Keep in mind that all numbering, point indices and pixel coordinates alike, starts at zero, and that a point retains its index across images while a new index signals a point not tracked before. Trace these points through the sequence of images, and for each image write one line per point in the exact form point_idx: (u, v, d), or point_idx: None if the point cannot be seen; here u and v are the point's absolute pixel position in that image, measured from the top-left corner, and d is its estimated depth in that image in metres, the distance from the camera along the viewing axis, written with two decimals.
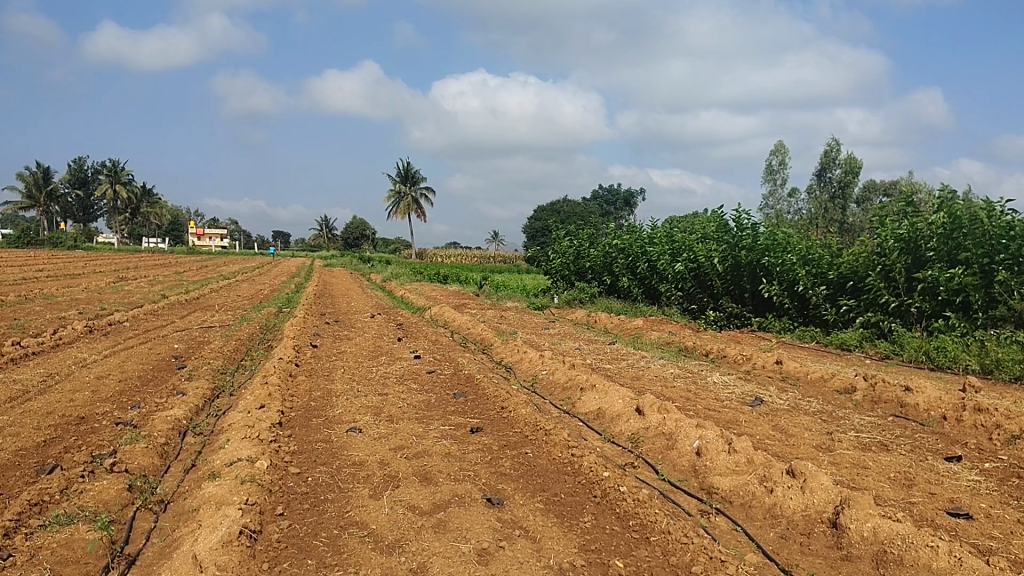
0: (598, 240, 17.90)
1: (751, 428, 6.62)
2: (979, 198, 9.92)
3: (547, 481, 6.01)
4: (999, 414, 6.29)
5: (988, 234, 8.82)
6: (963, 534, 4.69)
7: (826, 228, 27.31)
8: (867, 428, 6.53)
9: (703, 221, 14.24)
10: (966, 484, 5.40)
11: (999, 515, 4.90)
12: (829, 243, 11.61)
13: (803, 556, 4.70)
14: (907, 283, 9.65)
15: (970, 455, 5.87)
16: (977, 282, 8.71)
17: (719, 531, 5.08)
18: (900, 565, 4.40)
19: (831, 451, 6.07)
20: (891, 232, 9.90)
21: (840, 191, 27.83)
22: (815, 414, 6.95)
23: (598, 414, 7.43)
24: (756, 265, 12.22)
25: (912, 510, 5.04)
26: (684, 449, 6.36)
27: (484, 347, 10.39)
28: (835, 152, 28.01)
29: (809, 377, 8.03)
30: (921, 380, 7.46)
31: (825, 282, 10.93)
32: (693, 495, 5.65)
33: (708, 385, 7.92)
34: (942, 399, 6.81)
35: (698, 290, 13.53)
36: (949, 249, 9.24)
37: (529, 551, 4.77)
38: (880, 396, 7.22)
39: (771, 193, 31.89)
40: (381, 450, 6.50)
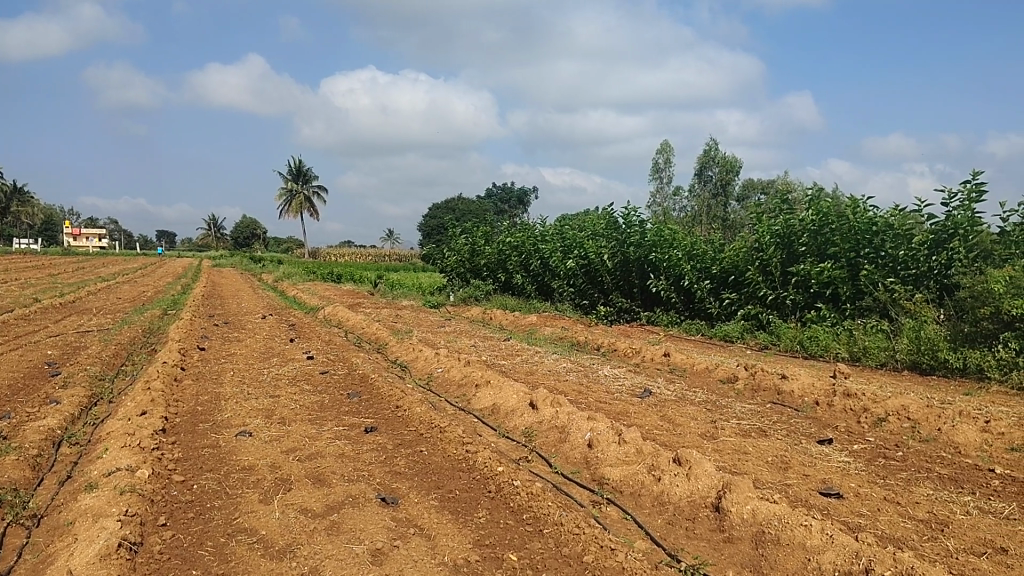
0: (493, 238, 18.00)
1: (640, 419, 6.82)
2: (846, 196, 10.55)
3: (442, 478, 6.02)
4: (866, 399, 6.72)
5: (855, 229, 9.37)
6: (834, 512, 4.98)
7: (709, 225, 28.33)
8: (748, 415, 6.83)
9: (593, 218, 14.53)
10: (838, 465, 5.73)
11: (867, 494, 5.23)
12: (712, 239, 12.07)
13: (688, 540, 4.88)
14: (783, 277, 10.16)
15: (841, 437, 6.24)
16: (845, 275, 9.25)
17: (609, 520, 5.21)
18: (777, 544, 4.64)
19: (715, 439, 6.33)
20: (767, 228, 10.41)
21: (721, 188, 28.93)
22: (700, 403, 7.23)
23: (492, 410, 7.49)
24: (644, 261, 12.59)
25: (788, 492, 5.31)
26: (577, 441, 6.50)
27: (379, 346, 10.29)
28: (715, 151, 29.07)
29: (695, 368, 8.33)
30: (796, 368, 7.88)
31: (709, 276, 11.37)
32: (586, 487, 5.78)
33: (599, 378, 8.11)
34: (815, 385, 7.21)
35: (590, 286, 13.81)
36: (819, 244, 9.80)
37: (424, 549, 4.77)
38: (759, 383, 7.58)
39: (658, 191, 32.84)
40: (272, 453, 6.36)
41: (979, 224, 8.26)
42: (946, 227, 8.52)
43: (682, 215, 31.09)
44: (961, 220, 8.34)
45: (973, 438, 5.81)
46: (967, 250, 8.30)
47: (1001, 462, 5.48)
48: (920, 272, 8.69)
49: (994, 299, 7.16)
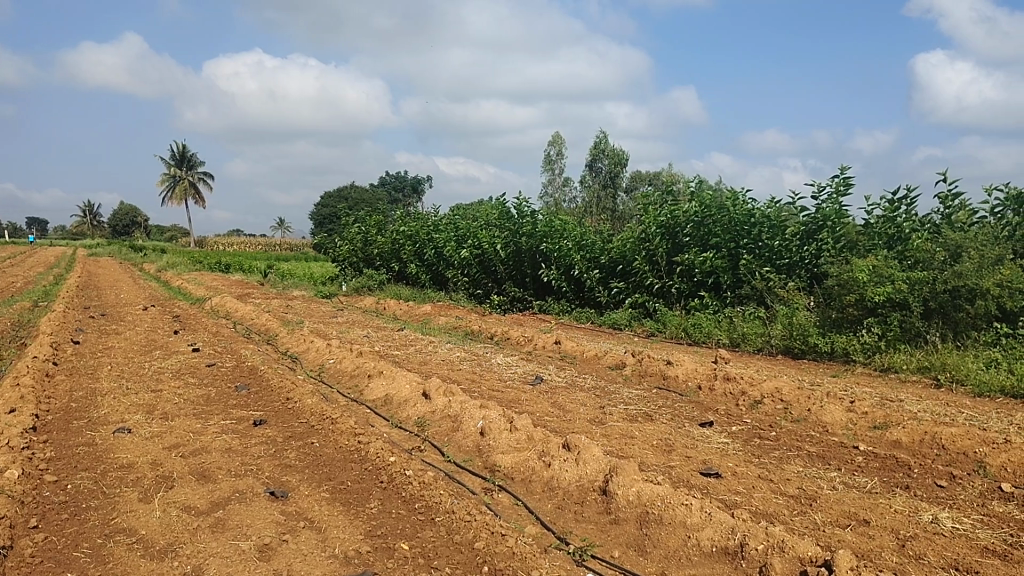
0: (386, 227, 17.80)
1: (531, 406, 6.93)
2: (726, 188, 11.04)
3: (333, 470, 5.96)
4: (744, 382, 7.06)
5: (735, 220, 9.84)
6: (714, 491, 5.22)
7: (600, 215, 28.90)
8: (634, 400, 7.06)
9: (486, 208, 14.60)
10: (717, 446, 6.00)
11: (743, 473, 5.50)
12: (601, 229, 12.35)
13: (576, 524, 5.01)
14: (668, 266, 10.51)
15: (721, 419, 6.53)
16: (725, 265, 9.66)
17: (500, 506, 5.28)
18: (660, 523, 4.82)
19: (603, 424, 6.51)
20: (653, 219, 10.75)
21: (610, 180, 29.55)
22: (589, 389, 7.41)
23: (386, 401, 7.45)
24: (536, 251, 12.77)
25: (671, 473, 5.53)
26: (469, 429, 6.55)
27: (269, 337, 10.05)
28: (605, 143, 29.65)
29: (585, 355, 8.52)
30: (681, 354, 8.19)
31: (599, 266, 11.65)
32: (477, 474, 5.83)
33: (491, 366, 8.19)
34: (697, 370, 7.52)
35: (483, 275, 13.88)
36: (702, 234, 10.22)
37: (313, 542, 4.72)
38: (646, 369, 7.83)
39: (550, 182, 33.25)
40: (153, 449, 6.12)
41: (846, 216, 8.87)
42: (816, 219, 9.09)
43: (574, 206, 31.59)
44: (830, 212, 8.93)
45: (840, 418, 6.20)
46: (835, 240, 8.87)
47: (865, 439, 5.87)
48: (793, 261, 9.19)
49: (859, 287, 7.69)
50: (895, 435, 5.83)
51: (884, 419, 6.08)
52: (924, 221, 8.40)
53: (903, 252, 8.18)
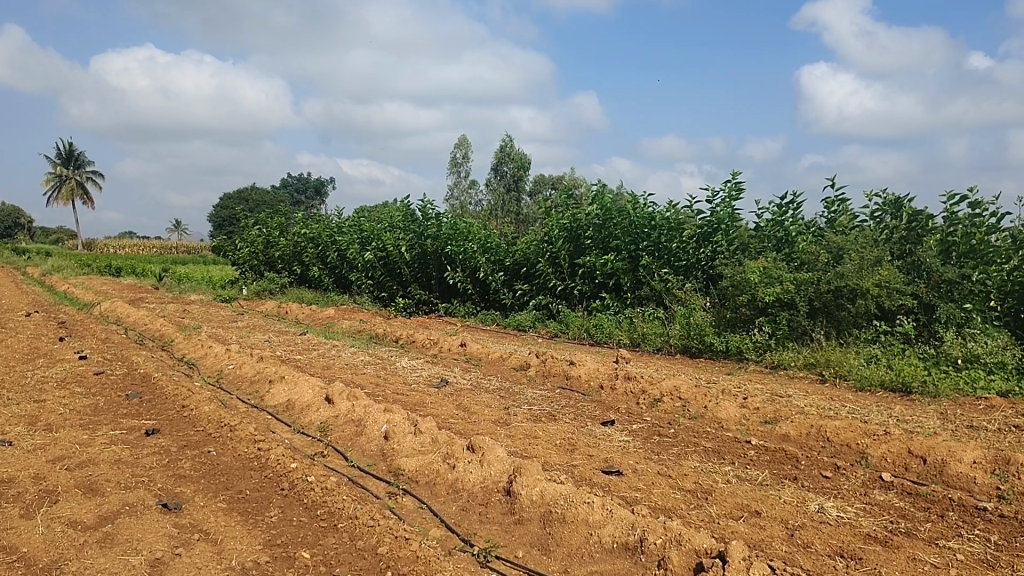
0: (288, 229, 17.41)
1: (436, 409, 6.91)
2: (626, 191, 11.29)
3: (231, 479, 5.79)
4: (644, 381, 7.24)
5: (634, 223, 10.09)
6: (615, 488, 5.33)
7: (505, 218, 29.08)
8: (538, 401, 7.13)
9: (390, 210, 14.47)
10: (618, 444, 6.13)
11: (643, 469, 5.64)
12: (505, 231, 12.43)
13: (481, 525, 5.03)
14: (570, 268, 10.67)
15: (622, 418, 6.67)
16: (626, 266, 9.90)
17: (405, 510, 5.25)
18: (563, 522, 4.88)
19: (507, 425, 6.55)
20: (556, 222, 10.89)
21: (515, 184, 29.75)
22: (494, 391, 7.45)
23: (287, 406, 7.29)
24: (441, 253, 12.75)
25: (574, 472, 5.61)
26: (373, 433, 6.47)
27: (163, 343, 9.68)
28: (509, 147, 29.84)
29: (489, 357, 8.55)
30: (583, 354, 8.33)
31: (503, 268, 11.73)
32: (381, 478, 5.78)
33: (396, 369, 8.12)
34: (599, 370, 7.66)
35: (388, 278, 13.77)
36: (603, 237, 10.42)
37: (209, 554, 4.57)
38: (549, 370, 7.92)
39: (454, 185, 33.21)
40: (36, 463, 5.81)
41: (738, 220, 9.24)
42: (711, 222, 9.42)
43: (479, 208, 31.66)
44: (724, 216, 9.29)
45: (734, 414, 6.43)
46: (729, 243, 9.22)
47: (757, 434, 6.11)
48: (690, 262, 9.49)
49: (750, 288, 8.03)
50: (784, 429, 6.08)
51: (775, 414, 6.34)
52: (810, 225, 8.84)
53: (791, 254, 8.57)
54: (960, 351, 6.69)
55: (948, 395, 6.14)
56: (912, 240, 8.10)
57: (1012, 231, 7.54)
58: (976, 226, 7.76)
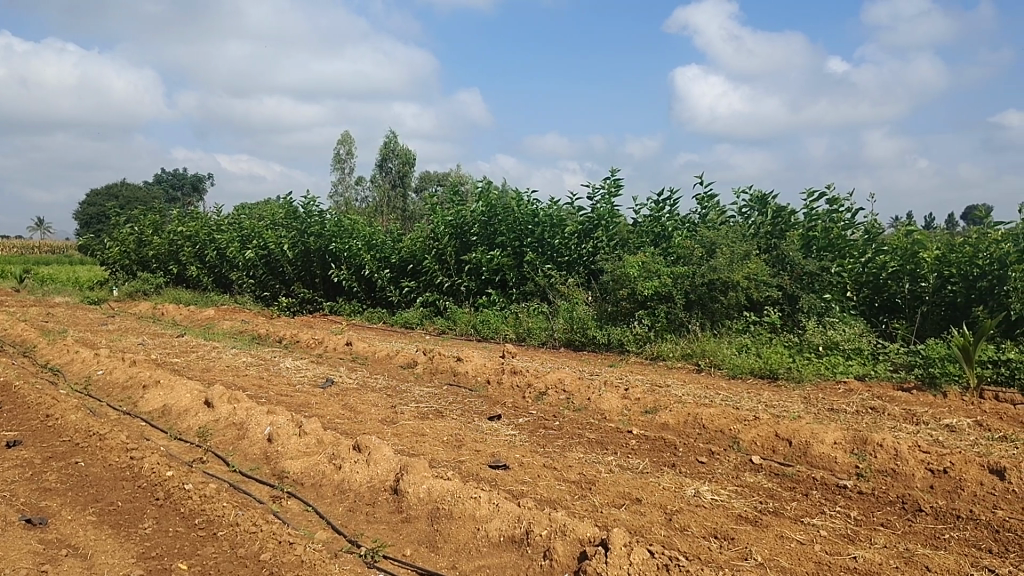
0: (162, 227, 16.67)
1: (321, 409, 6.79)
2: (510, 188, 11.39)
3: (101, 491, 5.51)
4: (529, 375, 7.35)
5: (518, 220, 10.21)
6: (501, 482, 5.39)
7: (391, 215, 28.82)
8: (425, 398, 7.12)
9: (271, 206, 14.08)
10: (505, 438, 6.20)
11: (529, 463, 5.72)
12: (391, 228, 12.32)
13: (368, 525, 4.98)
14: (456, 265, 10.69)
15: (508, 412, 6.75)
16: (511, 262, 10.01)
17: (289, 514, 5.14)
18: (450, 518, 4.89)
19: (394, 423, 6.51)
20: (441, 219, 10.89)
21: (400, 180, 29.53)
22: (380, 389, 7.38)
23: (163, 412, 6.99)
24: (325, 251, 12.52)
25: (461, 468, 5.63)
26: (255, 437, 6.29)
27: (25, 349, 9.09)
28: (393, 143, 29.54)
29: (376, 355, 8.47)
30: (470, 350, 8.37)
31: (389, 265, 11.64)
32: (264, 483, 5.63)
33: (280, 370, 7.93)
34: (486, 365, 7.71)
35: (270, 277, 13.40)
36: (488, 234, 10.50)
37: (79, 571, 4.34)
38: (437, 366, 7.92)
39: (339, 180, 32.59)
40: None
41: (618, 216, 9.52)
42: (592, 218, 9.66)
43: (364, 204, 31.21)
44: (604, 212, 9.54)
45: (616, 405, 6.62)
46: (609, 238, 9.48)
47: (638, 424, 6.31)
48: (572, 258, 9.70)
49: (630, 282, 8.28)
50: (663, 418, 6.31)
51: (654, 404, 6.56)
52: (684, 221, 9.22)
53: (668, 249, 8.91)
54: (821, 338, 7.12)
55: (812, 380, 6.53)
56: (776, 235, 8.59)
57: (865, 225, 8.13)
58: (834, 222, 8.30)
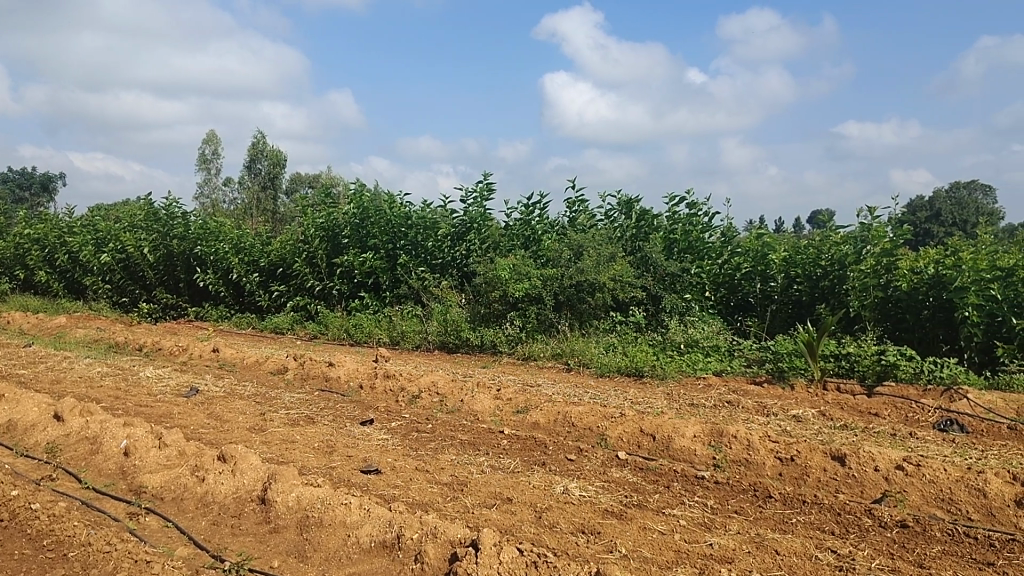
0: (6, 229, 15.54)
1: (184, 419, 6.53)
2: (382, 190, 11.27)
3: None
4: (403, 379, 7.32)
5: (391, 222, 10.15)
6: (373, 487, 5.34)
7: (261, 218, 27.93)
8: (296, 404, 6.97)
9: (128, 208, 13.38)
10: (377, 443, 6.15)
11: (401, 466, 5.69)
12: (260, 230, 11.97)
13: (233, 538, 4.82)
14: (328, 268, 10.51)
15: (381, 416, 6.70)
16: (384, 265, 9.95)
17: (148, 531, 4.91)
18: (320, 526, 4.81)
19: (262, 431, 6.33)
20: (312, 221, 10.68)
21: (270, 182, 28.63)
22: (248, 397, 7.17)
23: (7, 427, 6.53)
24: (190, 254, 12.03)
25: (332, 474, 5.55)
26: (111, 451, 5.97)
27: None
28: (263, 144, 28.65)
29: (244, 362, 8.21)
30: (342, 355, 8.24)
31: (258, 269, 11.33)
32: (120, 499, 5.35)
33: (139, 380, 7.56)
34: (359, 370, 7.62)
35: (130, 282, 12.74)
36: (360, 236, 10.38)
37: None
38: (308, 372, 7.76)
39: (205, 181, 31.31)
40: None
41: (489, 219, 9.61)
42: (464, 221, 9.71)
43: (233, 206, 30.06)
44: (476, 215, 9.61)
45: (488, 406, 6.68)
46: (481, 241, 9.57)
47: (509, 424, 6.40)
48: (445, 260, 9.74)
49: (502, 284, 8.38)
50: (534, 417, 6.42)
51: (525, 403, 6.67)
52: (554, 224, 9.43)
53: (538, 252, 9.08)
54: (682, 337, 7.45)
55: (674, 376, 6.81)
56: (640, 237, 8.92)
57: (722, 228, 8.56)
58: (694, 225, 8.70)
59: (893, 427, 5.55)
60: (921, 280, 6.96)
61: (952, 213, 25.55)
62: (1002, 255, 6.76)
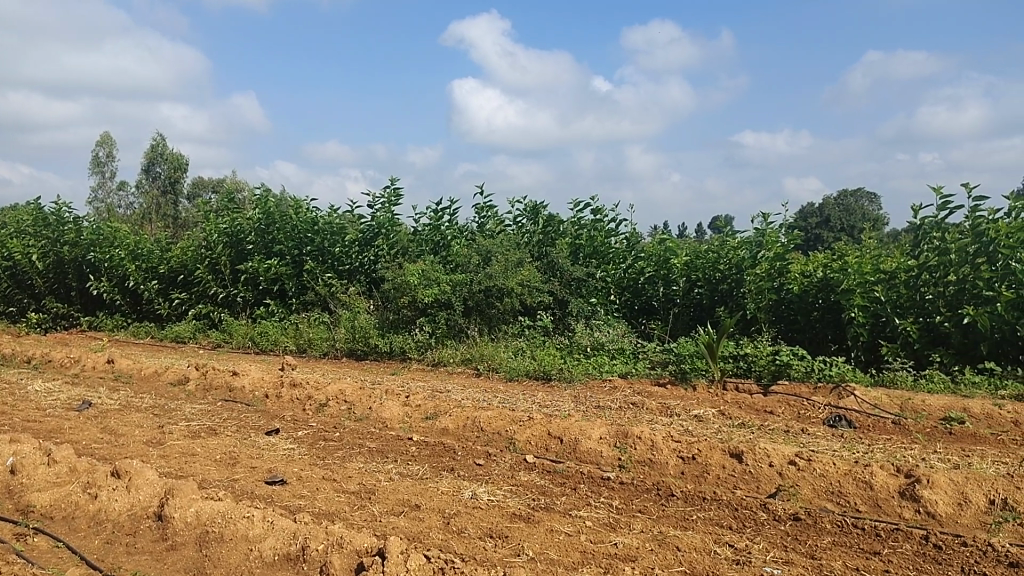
0: None
1: (76, 434, 6.24)
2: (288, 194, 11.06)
3: None
4: (310, 387, 7.19)
5: (297, 228, 9.96)
6: (277, 498, 5.22)
7: (160, 223, 27.06)
8: (197, 416, 6.76)
9: (13, 212, 12.69)
10: (282, 453, 6.02)
11: (307, 476, 5.59)
12: (159, 236, 11.56)
13: (129, 557, 4.62)
14: (232, 274, 10.25)
15: (287, 426, 6.56)
16: (290, 271, 9.77)
17: (35, 553, 4.66)
18: (221, 541, 4.66)
19: (161, 444, 6.11)
20: (214, 227, 10.40)
21: (170, 186, 27.69)
22: (146, 409, 6.90)
23: None
24: (82, 261, 11.52)
25: (234, 487, 5.39)
26: None
27: None
28: (162, 147, 27.64)
29: (142, 373, 7.91)
30: (246, 363, 8.04)
31: (157, 276, 10.97)
32: (6, 519, 5.07)
33: (26, 394, 7.18)
34: (264, 379, 7.45)
35: (17, 290, 12.09)
36: (266, 242, 10.16)
37: None
38: (210, 382, 7.53)
39: (100, 185, 30.01)
40: None
41: (398, 224, 9.54)
42: (372, 226, 9.62)
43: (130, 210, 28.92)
44: (384, 220, 9.53)
45: (397, 412, 6.63)
46: (390, 246, 9.50)
47: (418, 430, 6.36)
48: (353, 266, 9.63)
49: (411, 290, 8.34)
50: (443, 423, 6.40)
51: (435, 409, 6.65)
52: (462, 229, 9.45)
53: (447, 257, 9.08)
54: (588, 340, 7.58)
55: (581, 379, 6.91)
56: (547, 242, 9.03)
57: (627, 234, 8.73)
58: (599, 230, 8.86)
59: (787, 424, 5.77)
60: (811, 283, 7.29)
61: (840, 219, 26.95)
62: (885, 258, 7.14)
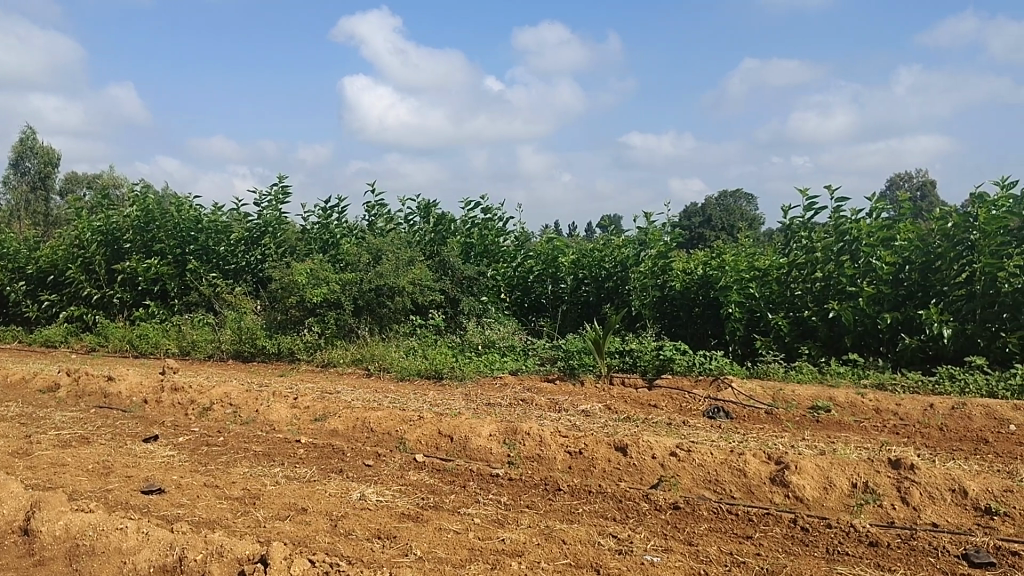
0: None
1: None
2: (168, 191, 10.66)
3: None
4: (192, 391, 6.94)
5: (179, 226, 9.62)
6: (154, 508, 5.01)
7: (28, 221, 25.57)
8: (68, 424, 6.41)
9: None
10: (161, 460, 5.78)
11: (187, 483, 5.39)
12: (26, 235, 10.92)
13: None
14: (108, 275, 9.81)
15: (166, 432, 6.31)
16: (172, 271, 9.43)
17: None
18: (92, 555, 4.43)
19: (27, 455, 5.77)
20: (88, 225, 9.93)
21: (41, 182, 26.22)
22: (11, 419, 6.50)
23: None
24: None
25: (107, 497, 5.15)
26: None
27: None
28: (32, 141, 26.11)
29: (8, 380, 7.46)
30: (124, 368, 7.69)
31: (24, 277, 10.36)
32: None
33: None
34: (143, 384, 7.14)
35: None
36: (145, 241, 9.75)
37: None
38: (83, 389, 7.15)
39: None
40: None
41: (285, 223, 9.32)
42: (259, 225, 9.37)
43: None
44: (271, 218, 9.30)
45: (285, 415, 6.48)
46: (277, 245, 9.26)
47: (307, 432, 6.24)
48: (238, 266, 9.37)
49: (298, 289, 8.17)
50: (332, 424, 6.30)
51: (324, 411, 6.54)
52: (352, 228, 9.32)
53: (337, 256, 8.94)
54: (480, 338, 7.64)
55: (473, 377, 6.93)
56: (438, 241, 9.02)
57: (516, 233, 8.80)
58: (489, 229, 8.91)
59: (669, 417, 5.96)
60: (692, 280, 7.55)
61: (721, 218, 28.05)
62: (759, 256, 7.47)
